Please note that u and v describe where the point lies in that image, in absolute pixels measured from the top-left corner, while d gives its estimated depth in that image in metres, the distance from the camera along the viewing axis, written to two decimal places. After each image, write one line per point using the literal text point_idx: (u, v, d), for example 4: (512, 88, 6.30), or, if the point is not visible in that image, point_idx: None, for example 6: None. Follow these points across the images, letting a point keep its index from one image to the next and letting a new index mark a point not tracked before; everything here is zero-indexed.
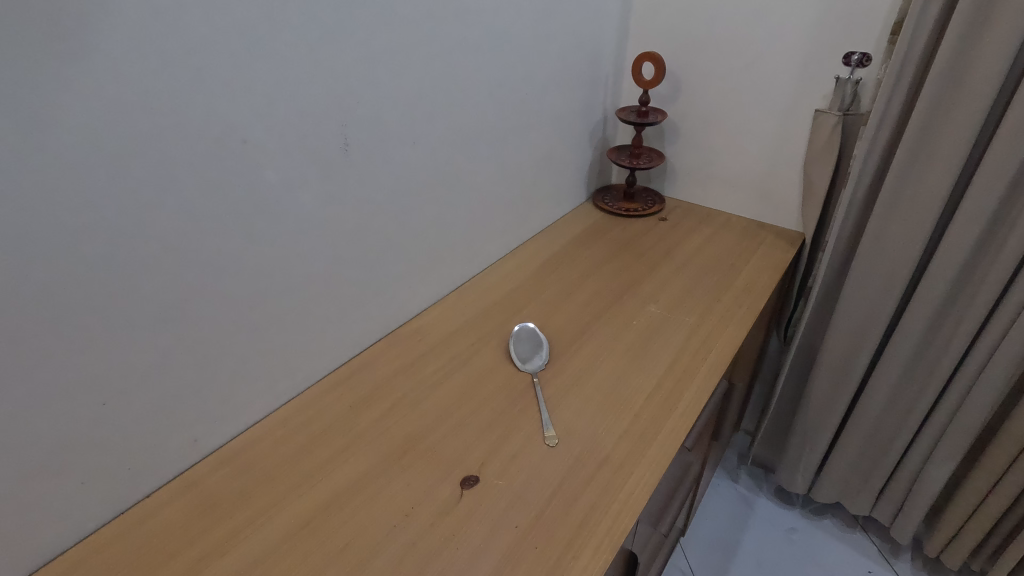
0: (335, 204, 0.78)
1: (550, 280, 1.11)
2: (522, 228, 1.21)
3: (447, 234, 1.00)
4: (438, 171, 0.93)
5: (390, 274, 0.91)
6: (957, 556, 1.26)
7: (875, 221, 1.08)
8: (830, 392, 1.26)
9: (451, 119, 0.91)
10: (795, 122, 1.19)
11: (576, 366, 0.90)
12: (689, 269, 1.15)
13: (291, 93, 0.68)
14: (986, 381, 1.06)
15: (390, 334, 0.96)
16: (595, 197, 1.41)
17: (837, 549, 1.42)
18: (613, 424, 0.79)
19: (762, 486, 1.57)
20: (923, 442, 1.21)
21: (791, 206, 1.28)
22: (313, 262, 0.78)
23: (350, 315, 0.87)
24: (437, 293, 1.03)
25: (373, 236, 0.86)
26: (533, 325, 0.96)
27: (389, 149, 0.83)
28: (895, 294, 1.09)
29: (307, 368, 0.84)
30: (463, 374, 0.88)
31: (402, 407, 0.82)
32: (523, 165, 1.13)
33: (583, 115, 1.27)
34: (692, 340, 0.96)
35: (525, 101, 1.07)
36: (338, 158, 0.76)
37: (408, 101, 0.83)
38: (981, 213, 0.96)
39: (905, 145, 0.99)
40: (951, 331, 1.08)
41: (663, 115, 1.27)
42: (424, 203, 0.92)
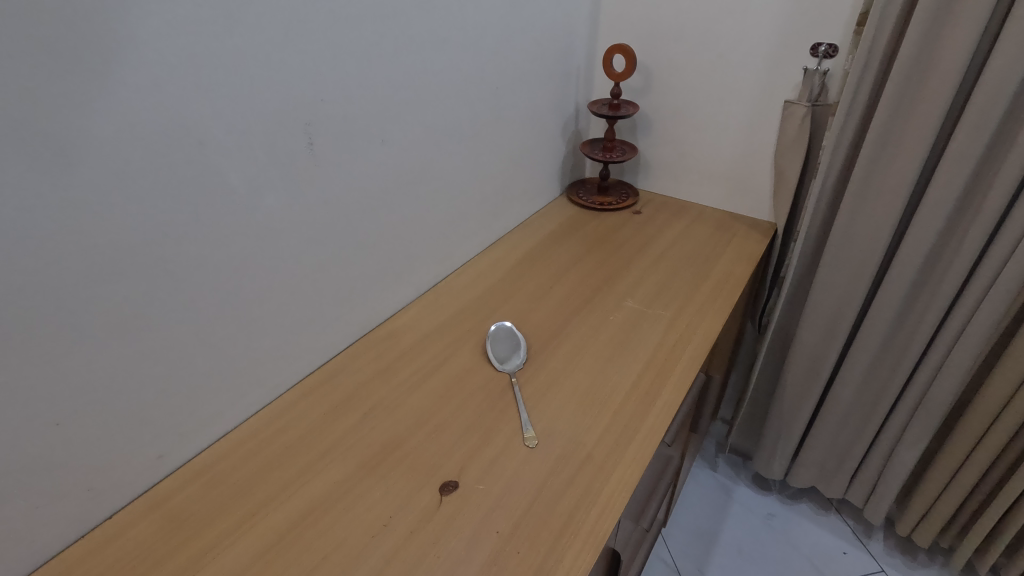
0: (302, 205, 0.76)
1: (526, 277, 1.10)
2: (497, 224, 1.19)
3: (421, 233, 0.98)
4: (409, 169, 0.91)
5: (363, 276, 0.89)
6: (927, 535, 1.30)
7: (846, 209, 1.09)
8: (805, 379, 1.28)
9: (421, 116, 0.89)
10: (765, 113, 1.20)
11: (554, 365, 0.89)
12: (664, 263, 1.15)
13: (255, 90, 0.65)
14: (953, 363, 1.09)
15: (364, 337, 0.94)
16: (569, 191, 1.40)
17: (813, 532, 1.45)
18: (593, 422, 0.79)
19: (740, 473, 1.59)
20: (895, 425, 1.23)
21: (763, 196, 1.29)
22: (282, 266, 0.76)
23: (323, 319, 0.85)
24: (412, 293, 1.01)
25: (343, 237, 0.83)
26: (509, 324, 0.95)
27: (357, 147, 0.80)
28: (866, 281, 1.11)
29: (279, 375, 0.82)
30: (440, 376, 0.87)
31: (378, 413, 0.81)
32: (496, 161, 1.12)
33: (555, 109, 1.26)
34: (670, 334, 0.96)
35: (497, 96, 1.05)
36: (304, 158, 0.74)
37: (377, 98, 0.81)
38: (947, 199, 0.97)
39: (872, 133, 1.00)
40: (919, 316, 1.10)
41: (635, 108, 1.26)
42: (396, 201, 0.90)
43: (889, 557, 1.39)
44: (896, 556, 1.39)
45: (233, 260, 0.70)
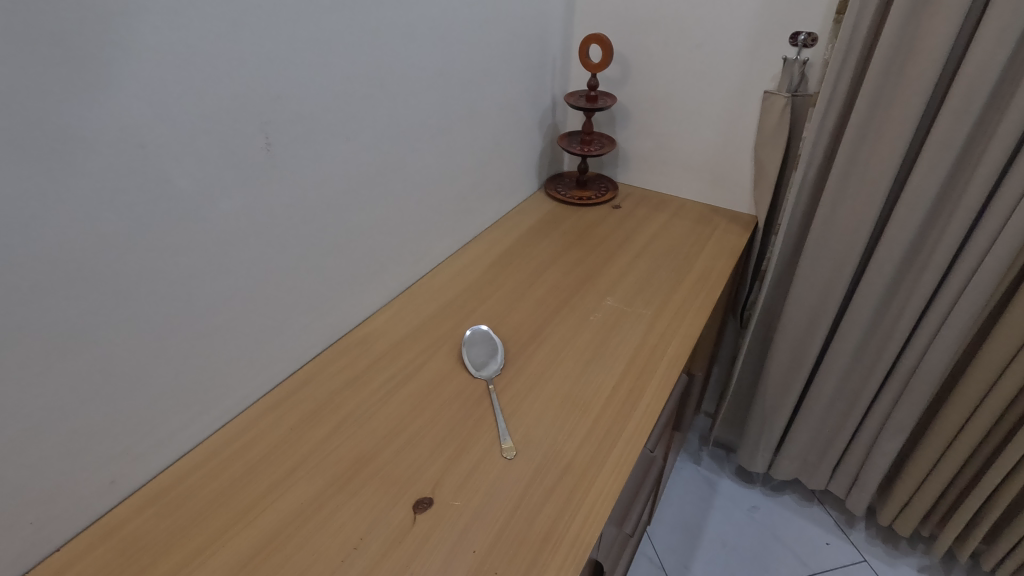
0: (261, 209, 0.71)
1: (503, 276, 1.06)
2: (473, 222, 1.16)
3: (392, 233, 0.94)
4: (377, 167, 0.87)
5: (331, 281, 0.85)
6: (908, 524, 1.30)
7: (826, 201, 1.07)
8: (787, 372, 1.27)
9: (389, 111, 0.85)
10: (745, 104, 1.18)
11: (533, 369, 0.86)
12: (644, 259, 1.13)
13: (205, 84, 0.60)
14: (934, 354, 1.08)
15: (334, 344, 0.90)
16: (547, 185, 1.36)
17: (797, 523, 1.45)
18: (574, 430, 0.76)
19: (724, 466, 1.59)
20: (876, 416, 1.23)
21: (743, 189, 1.27)
22: (242, 273, 0.71)
23: (288, 328, 0.81)
24: (385, 297, 0.98)
25: (308, 241, 0.79)
26: (486, 327, 0.92)
27: (321, 146, 0.76)
28: (847, 273, 1.09)
29: (242, 389, 0.78)
30: (414, 384, 0.83)
31: (349, 425, 0.77)
32: (471, 157, 1.08)
33: (531, 102, 1.22)
34: (651, 333, 0.93)
35: (470, 89, 1.01)
36: (262, 158, 0.69)
37: (340, 92, 0.76)
38: (928, 189, 0.96)
39: (853, 124, 0.98)
40: (899, 308, 1.09)
41: (613, 100, 1.23)
42: (364, 201, 0.86)
43: (871, 546, 1.39)
44: (878, 545, 1.39)
45: (186, 269, 0.65)
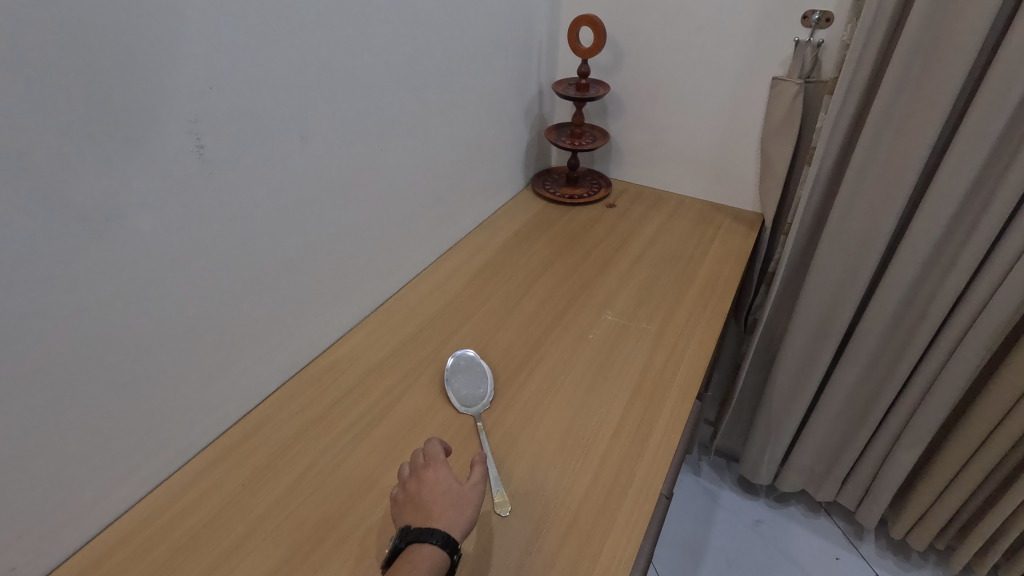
0: (193, 227, 0.59)
1: (489, 288, 0.95)
2: (455, 227, 1.04)
3: (362, 244, 0.82)
4: (341, 171, 0.74)
5: (289, 304, 0.73)
6: (924, 537, 1.23)
7: (842, 199, 0.97)
8: (795, 382, 1.18)
9: (352, 105, 0.73)
10: (750, 93, 1.07)
11: (527, 402, 0.75)
12: (645, 264, 1.02)
13: (108, 78, 0.48)
14: (959, 363, 1.00)
15: (296, 376, 0.78)
16: (534, 183, 1.25)
17: (804, 537, 1.37)
18: (576, 477, 0.66)
19: (725, 476, 1.50)
20: (891, 427, 1.15)
21: (748, 185, 1.16)
22: (174, 305, 0.59)
23: (237, 363, 0.69)
24: (356, 316, 0.86)
25: (258, 261, 0.67)
26: (471, 351, 0.81)
27: (268, 148, 0.64)
28: (863, 278, 1.00)
29: (183, 438, 0.66)
30: (390, 424, 0.72)
31: (314, 476, 0.67)
32: (450, 155, 0.96)
33: (516, 91, 1.11)
34: (658, 352, 0.83)
35: (447, 78, 0.89)
36: (193, 165, 0.57)
37: (290, 83, 0.64)
38: (957, 186, 0.87)
39: (874, 114, 0.89)
40: (920, 314, 1.01)
41: (605, 88, 1.12)
42: (326, 210, 0.74)
43: (882, 559, 1.32)
44: (889, 558, 1.32)
45: (98, 306, 0.53)
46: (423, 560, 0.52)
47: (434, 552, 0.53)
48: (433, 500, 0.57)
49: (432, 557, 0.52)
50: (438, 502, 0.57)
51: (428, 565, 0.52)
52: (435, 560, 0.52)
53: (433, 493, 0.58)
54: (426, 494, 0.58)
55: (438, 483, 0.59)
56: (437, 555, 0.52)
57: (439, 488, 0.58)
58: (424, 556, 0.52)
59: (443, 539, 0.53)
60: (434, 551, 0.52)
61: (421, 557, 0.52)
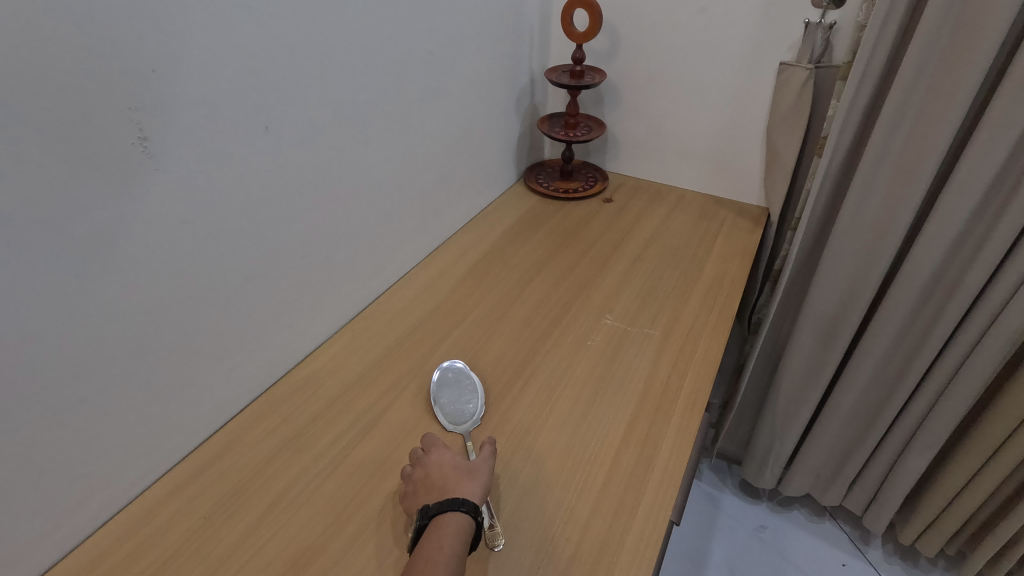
0: (136, 231, 0.51)
1: (479, 292, 0.89)
2: (442, 225, 0.97)
3: (338, 246, 0.75)
4: (312, 166, 0.67)
5: (257, 314, 0.66)
6: (934, 544, 1.18)
7: (854, 193, 0.91)
8: (801, 386, 1.13)
9: (323, 94, 0.66)
10: (756, 80, 1.00)
11: (520, 420, 0.69)
12: (646, 263, 0.96)
13: (22, 56, 0.41)
14: (975, 367, 0.94)
15: (267, 393, 0.71)
16: (527, 177, 1.18)
17: (808, 542, 1.32)
18: (575, 506, 0.60)
19: (726, 480, 1.45)
20: (900, 432, 1.09)
21: (752, 178, 1.10)
22: (119, 319, 0.52)
23: (198, 381, 0.62)
24: (333, 325, 0.79)
25: (219, 267, 0.60)
26: (460, 362, 0.74)
27: (226, 141, 0.57)
28: (875, 277, 0.94)
29: (137, 467, 0.59)
30: (371, 446, 0.66)
31: (286, 506, 0.60)
32: (436, 148, 0.89)
33: (506, 79, 1.04)
34: (663, 360, 0.77)
35: (431, 64, 0.82)
36: (133, 158, 0.49)
37: (251, 67, 0.57)
38: (979, 179, 0.81)
39: (891, 102, 0.82)
40: (934, 314, 0.95)
41: (601, 76, 1.05)
42: (296, 209, 0.67)
43: (889, 565, 1.27)
44: (896, 564, 1.28)
45: (22, 323, 0.46)
46: (450, 527, 0.52)
47: (460, 517, 0.53)
48: (445, 476, 0.58)
49: (458, 523, 0.53)
50: (451, 477, 0.57)
51: (455, 531, 0.52)
52: (461, 525, 0.53)
53: (443, 470, 0.58)
54: (436, 474, 0.58)
55: (444, 463, 0.59)
56: (463, 520, 0.53)
57: (447, 466, 0.59)
58: (451, 523, 0.53)
59: (465, 505, 0.54)
60: (459, 517, 0.53)
61: (447, 525, 0.52)
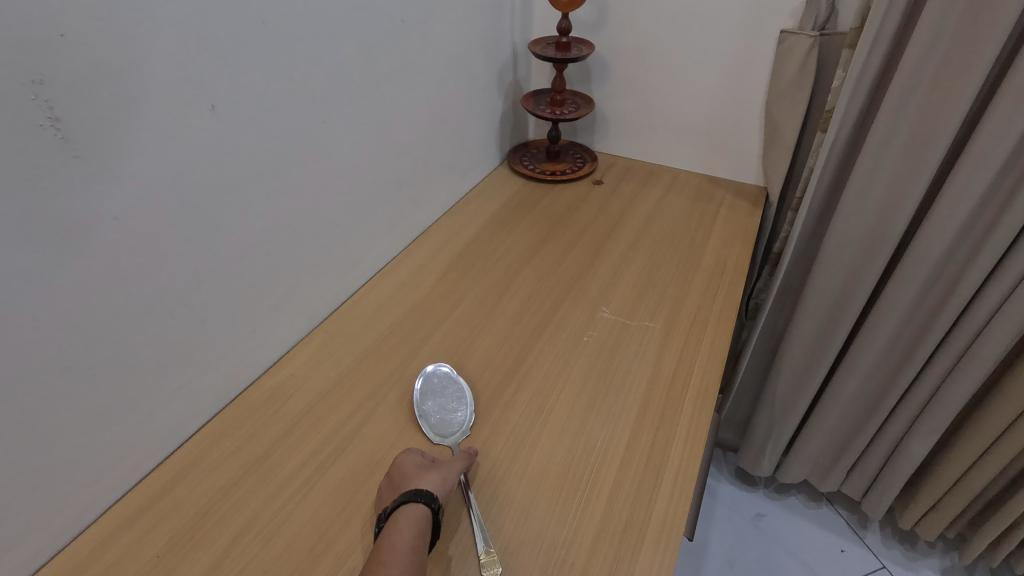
0: (44, 236, 0.43)
1: (464, 285, 0.82)
2: (421, 213, 0.90)
3: (305, 240, 0.67)
4: (269, 151, 0.59)
5: (213, 320, 0.59)
6: (934, 529, 1.15)
7: (860, 171, 0.84)
8: (800, 374, 1.08)
9: (279, 69, 0.58)
10: (755, 49, 0.94)
11: (514, 430, 0.63)
12: (642, 249, 0.90)
13: None
14: (981, 354, 0.87)
15: (230, 407, 0.64)
16: (511, 158, 1.11)
17: (806, 529, 1.28)
18: (579, 528, 0.54)
19: (721, 468, 1.41)
20: (899, 421, 1.03)
21: (749, 157, 1.04)
22: (39, 336, 0.45)
23: (145, 400, 0.54)
24: (304, 327, 0.72)
25: (160, 271, 0.52)
26: (445, 366, 0.68)
27: (159, 122, 0.48)
28: (880, 261, 0.88)
29: (78, 501, 0.52)
30: (348, 463, 0.59)
31: (252, 538, 0.53)
32: (412, 130, 0.81)
33: (487, 53, 0.95)
34: (667, 356, 0.71)
35: (403, 36, 0.74)
36: (43, 145, 0.41)
37: (184, 33, 0.48)
38: (997, 152, 0.73)
39: (904, 70, 0.75)
40: (940, 299, 0.88)
41: (589, 48, 0.98)
42: (254, 199, 0.59)
43: (888, 550, 1.24)
44: (895, 548, 1.25)
45: None
46: (404, 522, 0.49)
47: (415, 509, 0.50)
48: (404, 473, 0.55)
49: (413, 515, 0.50)
50: (410, 474, 0.54)
51: (410, 526, 0.49)
52: (416, 518, 0.49)
53: (403, 468, 0.55)
54: (396, 473, 0.55)
55: (405, 461, 0.56)
56: (419, 511, 0.50)
57: (408, 463, 0.56)
58: (405, 517, 0.49)
59: (420, 495, 0.51)
60: (414, 510, 0.50)
61: (401, 521, 0.49)
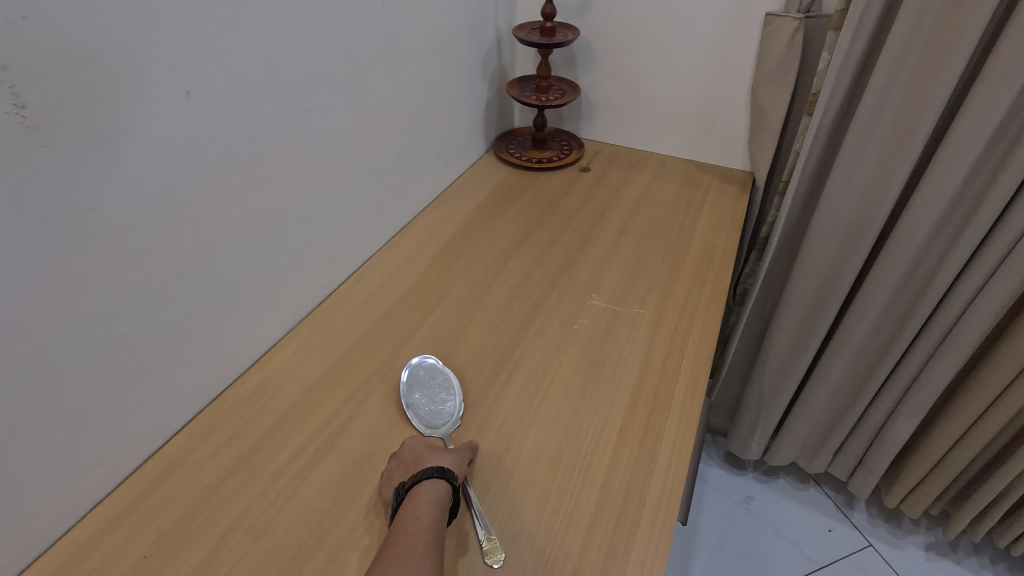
0: (11, 231, 0.41)
1: (452, 275, 0.81)
2: (407, 202, 0.88)
3: (288, 231, 0.66)
4: (249, 138, 0.58)
5: (195, 314, 0.57)
6: (918, 507, 1.16)
7: (845, 154, 0.84)
8: (788, 357, 1.08)
9: (256, 54, 0.56)
10: (741, 32, 0.93)
11: (506, 419, 0.62)
12: (631, 235, 0.89)
13: None
14: (964, 334, 0.88)
15: (215, 403, 0.63)
16: (497, 146, 1.10)
17: (795, 510, 1.30)
18: (574, 513, 0.54)
19: (711, 453, 1.42)
20: (885, 402, 1.04)
21: (735, 142, 1.04)
22: (12, 334, 0.43)
23: (129, 397, 0.53)
24: (289, 320, 0.71)
25: (139, 265, 0.50)
26: (430, 357, 0.67)
27: (133, 109, 0.47)
28: (866, 243, 0.88)
29: (61, 502, 0.51)
30: (339, 456, 0.59)
31: (243, 534, 0.52)
32: (396, 117, 0.80)
33: (470, 39, 0.94)
34: (658, 342, 0.71)
35: (384, 21, 0.72)
36: (10, 133, 0.39)
37: (154, 16, 0.46)
38: (982, 131, 0.73)
39: (889, 51, 0.75)
40: (925, 281, 0.89)
41: (574, 33, 0.96)
42: (236, 188, 0.58)
43: (874, 528, 1.26)
44: (881, 526, 1.27)
45: None
46: (425, 498, 0.50)
47: (435, 485, 0.51)
48: (419, 455, 0.56)
49: (434, 490, 0.51)
50: (424, 454, 0.56)
51: (431, 500, 0.50)
52: (437, 493, 0.50)
53: (416, 451, 0.56)
54: (410, 455, 0.56)
55: (417, 444, 0.57)
56: (439, 489, 0.51)
57: (420, 447, 0.57)
58: (426, 492, 0.50)
59: (441, 472, 0.52)
60: (435, 485, 0.51)
61: (422, 495, 0.50)
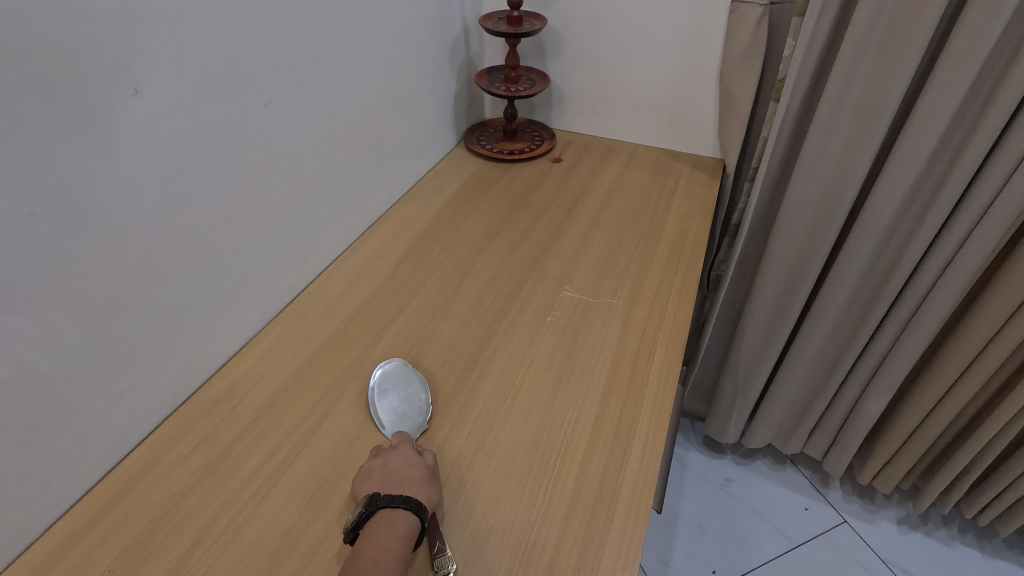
0: None
1: (424, 270, 0.80)
2: (376, 197, 0.87)
3: (251, 231, 0.64)
4: (205, 136, 0.56)
5: (156, 319, 0.55)
6: (888, 483, 1.20)
7: (813, 138, 0.85)
8: (762, 339, 1.09)
9: (210, 50, 0.54)
10: (707, 20, 0.93)
11: (481, 413, 0.62)
12: (603, 225, 0.89)
13: None
14: (928, 315, 0.90)
15: (181, 409, 0.62)
16: (468, 138, 1.09)
17: (773, 490, 1.32)
18: (550, 507, 0.54)
19: (690, 438, 1.43)
20: (856, 381, 1.06)
21: (705, 128, 1.04)
22: None
23: (88, 407, 0.52)
24: (257, 322, 0.69)
25: (91, 271, 0.48)
26: (396, 361, 0.65)
27: (73, 105, 0.44)
28: (835, 224, 0.89)
29: (21, 516, 0.49)
30: (310, 460, 0.57)
31: (210, 544, 0.51)
32: (361, 111, 0.78)
33: (436, 30, 0.92)
34: (631, 331, 0.71)
35: (344, 13, 0.70)
36: None
37: (95, 9, 0.44)
38: (942, 115, 0.74)
39: (852, 36, 0.75)
40: (891, 263, 0.90)
41: (541, 23, 0.95)
42: (193, 188, 0.56)
43: (849, 505, 1.29)
44: (855, 502, 1.30)
45: None
46: (396, 531, 0.47)
47: (410, 521, 0.48)
48: (403, 473, 0.53)
49: (406, 524, 0.48)
50: (409, 476, 0.52)
51: (403, 534, 0.47)
52: (408, 528, 0.48)
53: (403, 466, 0.53)
54: (395, 467, 0.53)
55: (408, 459, 0.54)
56: (413, 527, 0.48)
57: (408, 462, 0.54)
58: (399, 527, 0.48)
59: (410, 503, 0.49)
60: (406, 518, 0.48)
61: (393, 526, 0.48)
